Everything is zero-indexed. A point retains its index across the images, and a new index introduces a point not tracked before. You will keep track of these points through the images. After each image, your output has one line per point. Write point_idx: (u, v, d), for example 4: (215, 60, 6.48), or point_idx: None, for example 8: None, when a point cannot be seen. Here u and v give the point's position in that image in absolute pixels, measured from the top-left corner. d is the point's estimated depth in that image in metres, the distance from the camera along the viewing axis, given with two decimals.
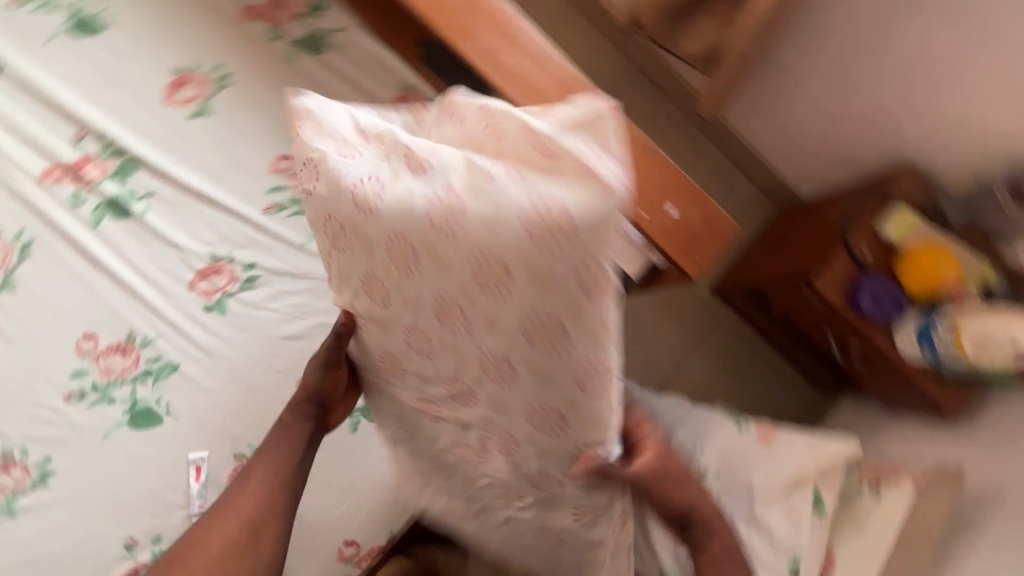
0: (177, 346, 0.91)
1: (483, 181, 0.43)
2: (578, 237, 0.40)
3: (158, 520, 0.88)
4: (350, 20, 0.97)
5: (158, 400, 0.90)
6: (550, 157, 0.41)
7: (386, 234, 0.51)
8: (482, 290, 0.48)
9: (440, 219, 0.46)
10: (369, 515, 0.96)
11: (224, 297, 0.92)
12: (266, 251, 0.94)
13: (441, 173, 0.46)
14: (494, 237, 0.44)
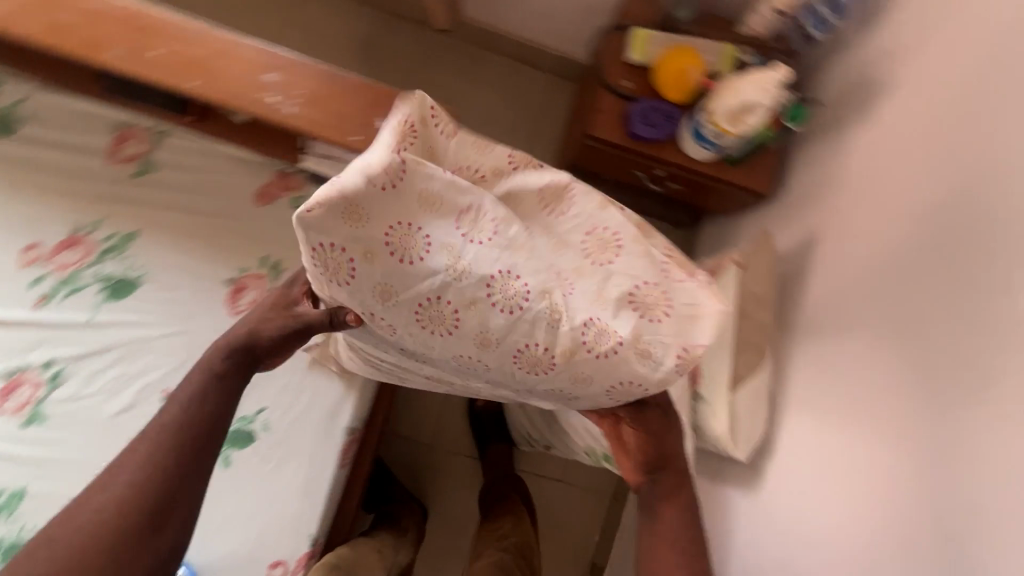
0: (14, 473, 0.87)
1: (567, 278, 0.60)
2: (629, 336, 0.59)
3: None
4: (40, 93, 0.95)
5: (19, 531, 0.85)
6: (632, 290, 0.61)
7: (410, 277, 0.56)
8: (514, 328, 0.58)
9: (474, 290, 0.56)
10: (281, 527, 0.91)
11: (38, 404, 0.89)
12: (59, 343, 0.90)
13: (482, 261, 0.57)
14: (556, 307, 0.58)
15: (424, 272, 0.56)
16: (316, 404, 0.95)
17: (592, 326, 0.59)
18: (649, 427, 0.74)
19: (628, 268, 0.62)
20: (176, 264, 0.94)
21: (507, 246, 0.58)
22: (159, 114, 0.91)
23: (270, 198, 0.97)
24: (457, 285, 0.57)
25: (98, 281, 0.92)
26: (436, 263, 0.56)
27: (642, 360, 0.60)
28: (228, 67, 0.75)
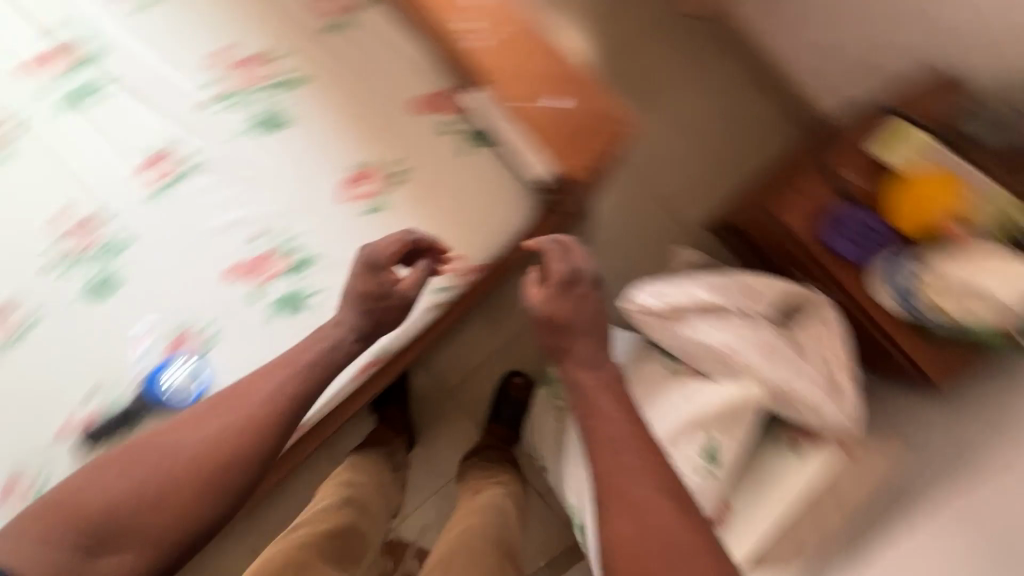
0: (132, 224, 1.00)
1: (775, 351, 0.82)
2: (814, 410, 0.79)
3: (107, 374, 0.99)
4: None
5: (110, 274, 1.00)
6: (828, 385, 0.80)
7: (684, 340, 0.85)
8: (731, 376, 0.83)
9: (722, 354, 0.82)
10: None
11: (171, 183, 0.99)
12: (208, 142, 0.98)
13: (733, 346, 0.82)
14: (760, 376, 0.81)
15: (693, 338, 0.84)
16: None
17: (782, 389, 0.80)
18: (581, 307, 0.79)
19: (810, 376, 0.80)
20: (321, 129, 0.97)
21: (740, 332, 0.83)
22: None
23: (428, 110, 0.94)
24: (698, 345, 0.84)
25: (258, 109, 0.98)
26: (693, 339, 0.84)
27: (812, 411, 0.79)
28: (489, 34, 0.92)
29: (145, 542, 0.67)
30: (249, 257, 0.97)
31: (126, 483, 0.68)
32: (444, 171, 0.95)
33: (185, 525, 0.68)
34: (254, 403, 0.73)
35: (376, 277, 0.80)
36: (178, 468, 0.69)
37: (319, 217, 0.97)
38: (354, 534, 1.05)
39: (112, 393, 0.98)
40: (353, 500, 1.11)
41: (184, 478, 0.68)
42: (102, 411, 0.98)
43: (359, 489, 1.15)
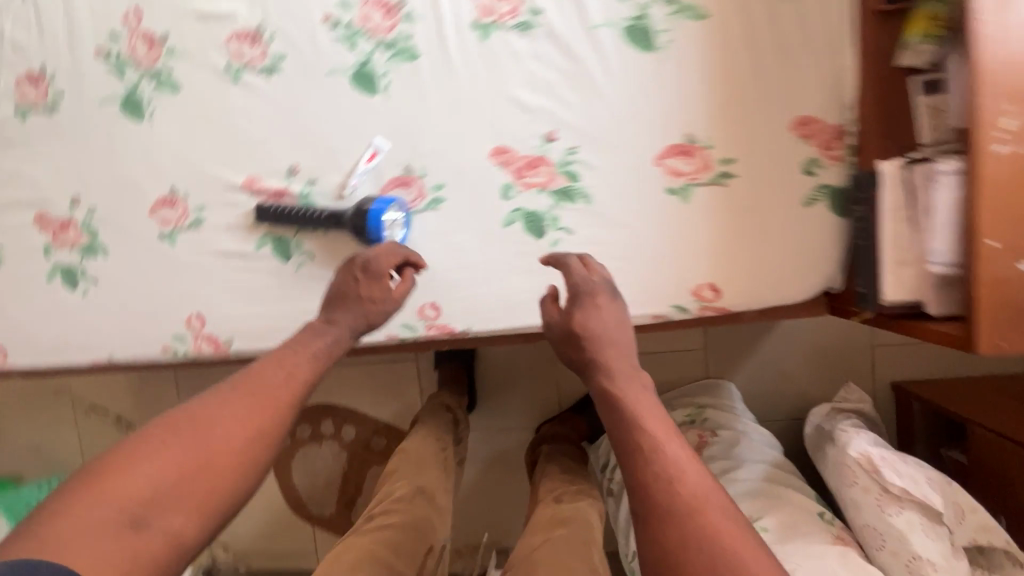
0: (431, 40, 0.88)
1: None
2: None
3: (321, 165, 0.94)
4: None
5: (383, 74, 0.90)
6: None
7: (886, 521, 0.78)
8: None
9: (915, 562, 0.75)
10: (460, 310, 0.92)
11: (495, 25, 0.86)
12: (560, 10, 0.84)
13: (933, 562, 0.74)
14: None
15: (892, 526, 0.77)
16: None
17: None
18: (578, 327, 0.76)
19: None
20: (686, 77, 0.81)
21: (943, 552, 0.75)
22: None
23: (804, 135, 0.79)
24: (899, 538, 0.76)
25: (638, 11, 0.81)
26: (898, 533, 0.76)
27: None
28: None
29: (183, 510, 0.64)
30: (525, 153, 0.87)
31: (153, 466, 0.65)
32: (772, 204, 0.82)
33: (225, 488, 0.67)
34: (267, 366, 0.76)
35: (355, 292, 0.85)
36: (207, 449, 0.67)
37: (618, 163, 0.84)
38: (416, 527, 0.92)
39: (312, 188, 0.94)
40: (426, 492, 1.00)
41: (220, 459, 0.68)
42: (296, 196, 0.94)
43: (428, 479, 1.04)
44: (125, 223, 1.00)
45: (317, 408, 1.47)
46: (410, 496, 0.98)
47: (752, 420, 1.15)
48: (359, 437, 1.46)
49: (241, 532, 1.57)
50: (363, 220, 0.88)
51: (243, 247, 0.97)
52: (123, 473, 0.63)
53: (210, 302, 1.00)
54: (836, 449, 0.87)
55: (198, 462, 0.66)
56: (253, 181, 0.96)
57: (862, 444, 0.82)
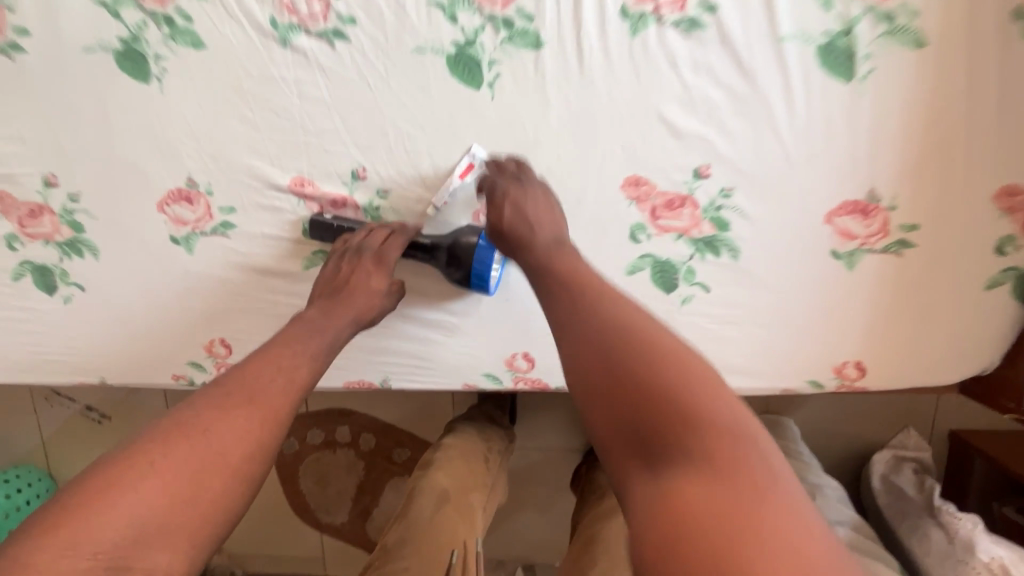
0: (562, 26, 0.67)
1: None
2: None
3: (400, 172, 0.73)
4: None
5: (490, 62, 0.69)
6: None
7: None
8: None
9: None
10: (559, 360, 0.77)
11: (652, 17, 0.65)
12: (742, 9, 0.64)
13: None
14: None
15: None
16: (724, 345, 0.75)
17: None
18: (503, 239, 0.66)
19: None
20: (883, 120, 0.66)
21: None
22: None
23: (1006, 210, 0.67)
24: None
25: (842, 26, 0.63)
26: None
27: None
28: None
29: (173, 545, 0.45)
30: (664, 189, 0.70)
31: (136, 492, 0.45)
32: (948, 283, 0.70)
33: (227, 508, 0.49)
34: (260, 359, 0.58)
35: (361, 280, 0.70)
36: (200, 461, 0.49)
37: (780, 215, 0.69)
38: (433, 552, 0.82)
39: (384, 201, 0.74)
40: (446, 501, 0.91)
41: (216, 472, 0.49)
42: (361, 209, 0.75)
43: (452, 484, 0.95)
44: (125, 216, 0.77)
45: (332, 413, 1.32)
46: (426, 517, 0.88)
47: (819, 467, 1.10)
48: (379, 446, 1.32)
49: (237, 535, 1.43)
50: (471, 254, 0.71)
51: (286, 263, 0.77)
52: (97, 513, 0.43)
53: (239, 327, 0.80)
54: (953, 544, 0.81)
55: (194, 485, 0.47)
56: (302, 182, 0.74)
57: (991, 552, 0.76)
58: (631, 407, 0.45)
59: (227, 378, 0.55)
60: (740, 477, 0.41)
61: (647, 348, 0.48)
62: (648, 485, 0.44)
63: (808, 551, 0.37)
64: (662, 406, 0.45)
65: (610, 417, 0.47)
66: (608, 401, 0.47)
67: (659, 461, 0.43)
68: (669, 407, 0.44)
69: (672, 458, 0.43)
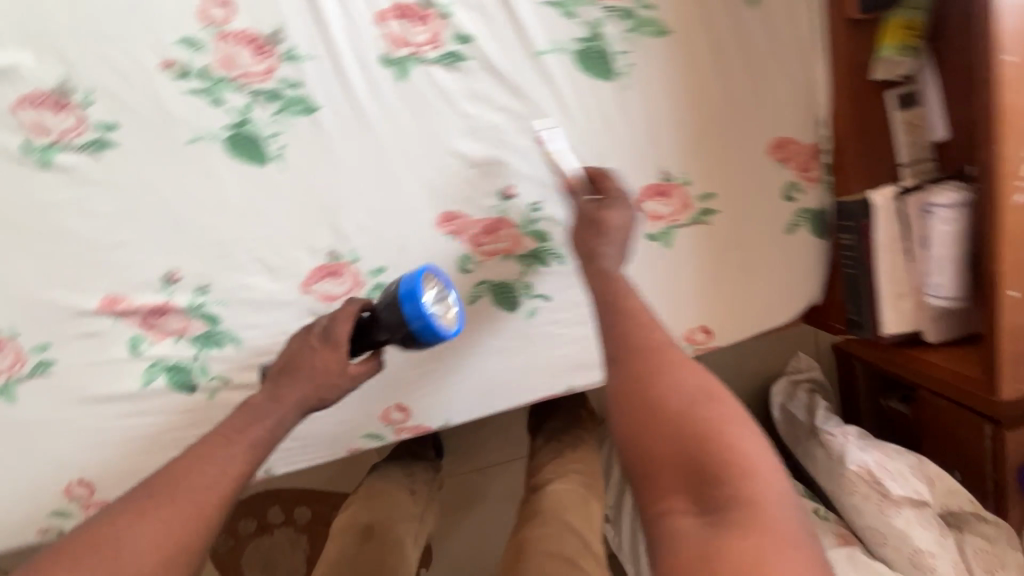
0: (329, 86, 0.66)
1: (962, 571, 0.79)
2: None
3: (213, 264, 0.71)
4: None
5: (269, 136, 0.68)
6: None
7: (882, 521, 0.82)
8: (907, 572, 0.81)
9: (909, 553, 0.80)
10: (439, 401, 0.78)
11: (412, 59, 0.66)
12: (493, 34, 0.66)
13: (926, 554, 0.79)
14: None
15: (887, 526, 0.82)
16: (580, 344, 0.77)
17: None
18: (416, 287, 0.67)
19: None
20: (652, 107, 0.70)
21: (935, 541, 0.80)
22: None
23: (781, 159, 0.73)
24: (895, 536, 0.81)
25: (587, 31, 0.67)
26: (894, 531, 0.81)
27: None
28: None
29: None
30: (478, 217, 0.71)
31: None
32: (756, 236, 0.76)
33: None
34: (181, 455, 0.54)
35: (315, 364, 0.62)
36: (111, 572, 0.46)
37: None
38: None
39: (206, 297, 0.71)
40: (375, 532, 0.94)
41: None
42: (184, 310, 0.71)
43: (381, 513, 0.98)
44: None
45: (265, 496, 1.27)
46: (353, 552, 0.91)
47: None
48: (317, 516, 1.28)
49: None
50: (398, 317, 0.61)
51: (123, 385, 0.73)
52: None
53: (91, 462, 0.74)
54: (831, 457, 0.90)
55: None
56: (115, 300, 0.70)
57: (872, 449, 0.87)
58: (681, 450, 0.46)
59: (159, 473, 0.52)
60: (783, 536, 0.41)
61: (698, 398, 0.49)
62: (684, 521, 0.44)
63: None
64: (715, 439, 0.46)
65: (665, 443, 0.47)
66: (653, 432, 0.48)
67: (705, 506, 0.44)
68: (721, 447, 0.46)
69: (716, 510, 0.43)
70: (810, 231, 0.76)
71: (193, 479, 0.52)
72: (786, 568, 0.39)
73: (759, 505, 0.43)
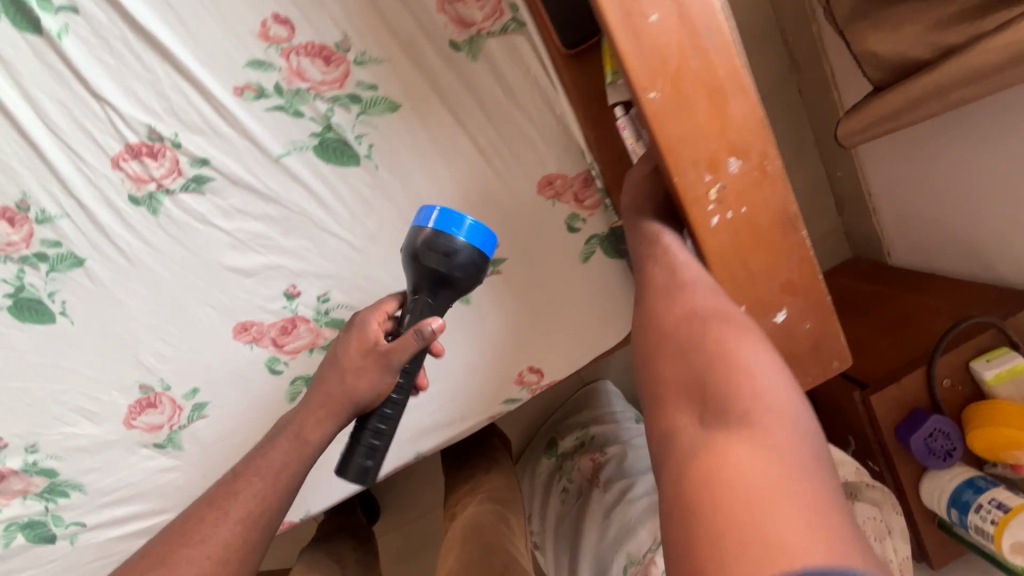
0: (89, 237, 0.68)
1: None
2: None
3: (35, 425, 0.73)
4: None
5: (50, 296, 0.69)
6: None
7: None
8: None
9: None
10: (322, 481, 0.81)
11: (159, 193, 0.68)
12: (227, 150, 0.67)
13: None
14: None
15: None
16: (413, 412, 0.79)
17: None
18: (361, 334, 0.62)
19: None
20: (407, 178, 0.71)
21: None
22: (549, 35, 0.63)
23: (553, 195, 0.73)
24: None
25: (319, 124, 0.67)
26: None
27: None
28: (702, 96, 0.49)
29: None
30: (272, 321, 0.73)
31: None
32: (553, 272, 0.76)
33: None
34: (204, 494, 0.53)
35: (343, 360, 0.56)
36: None
37: (380, 290, 0.73)
38: None
39: (37, 455, 0.73)
40: None
41: None
42: (19, 472, 0.73)
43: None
44: None
45: None
46: None
47: (633, 419, 1.17)
48: None
49: None
50: (436, 246, 0.52)
51: None
52: None
53: None
54: None
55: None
56: None
57: None
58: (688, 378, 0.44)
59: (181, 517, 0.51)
60: (786, 449, 0.37)
61: (697, 322, 0.47)
62: (690, 434, 0.41)
63: (818, 535, 0.31)
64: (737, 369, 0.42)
65: (677, 368, 0.45)
66: (664, 357, 0.46)
67: (709, 417, 0.41)
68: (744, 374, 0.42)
69: (717, 419, 0.40)
70: (601, 253, 0.76)
71: (194, 534, 0.49)
72: (753, 472, 0.35)
73: (747, 418, 0.39)
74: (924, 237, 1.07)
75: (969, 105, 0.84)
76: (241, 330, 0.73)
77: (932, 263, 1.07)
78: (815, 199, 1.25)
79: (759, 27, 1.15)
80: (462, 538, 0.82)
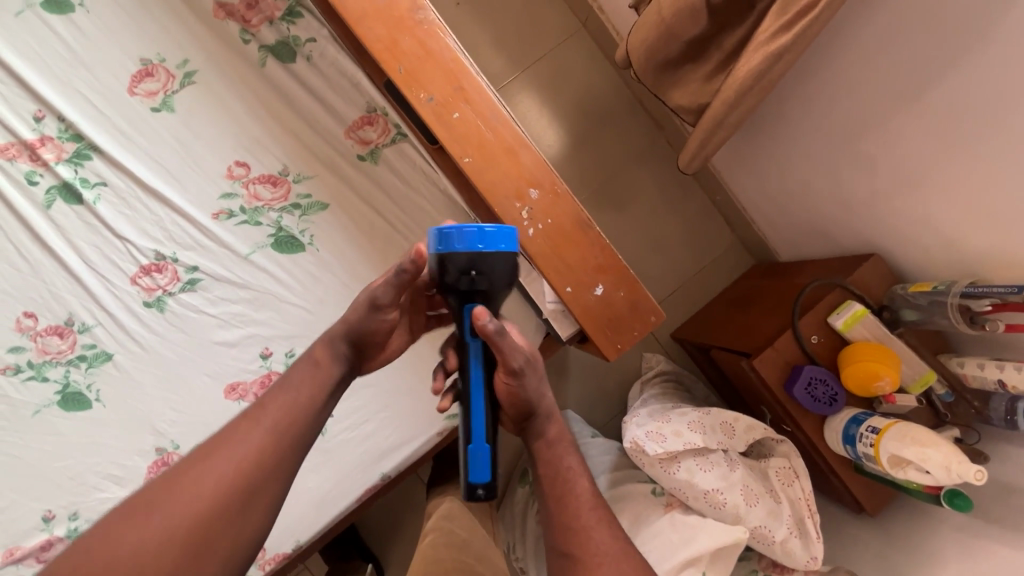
0: (115, 337, 0.93)
1: (750, 495, 0.92)
2: (784, 549, 0.90)
3: (76, 496, 0.92)
4: (320, 27, 0.90)
5: (88, 387, 0.93)
6: (798, 528, 0.92)
7: (672, 484, 0.95)
8: (714, 512, 0.93)
9: (706, 499, 0.92)
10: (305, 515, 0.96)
11: (165, 296, 0.93)
12: (211, 257, 0.94)
13: (719, 495, 0.92)
14: (740, 516, 0.91)
15: (687, 482, 0.93)
16: (371, 438, 0.96)
17: (756, 530, 0.90)
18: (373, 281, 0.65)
19: (775, 517, 0.91)
20: (342, 253, 0.96)
21: (721, 476, 0.93)
22: (420, 138, 0.91)
23: None
24: (687, 487, 0.93)
25: (273, 227, 0.95)
26: (685, 485, 0.93)
27: (784, 550, 0.91)
28: (501, 155, 0.74)
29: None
30: (254, 377, 0.95)
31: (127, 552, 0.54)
32: None
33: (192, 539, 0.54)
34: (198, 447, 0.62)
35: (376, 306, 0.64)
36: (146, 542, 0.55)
37: None
38: None
39: (77, 521, 0.91)
40: None
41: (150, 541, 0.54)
42: (63, 538, 0.91)
43: None
44: None
45: None
46: None
47: (591, 435, 1.26)
48: None
49: None
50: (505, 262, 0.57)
51: None
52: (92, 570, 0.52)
53: None
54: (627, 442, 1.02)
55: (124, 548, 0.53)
56: (12, 551, 0.90)
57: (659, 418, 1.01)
58: None
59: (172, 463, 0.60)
60: None
61: None
62: None
63: None
64: None
65: None
66: None
67: None
68: None
69: None
70: None
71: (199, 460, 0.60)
72: None
73: None
74: (790, 233, 1.28)
75: (765, 126, 1.10)
76: (232, 393, 0.94)
77: (805, 252, 1.27)
78: (707, 222, 1.49)
79: (620, 104, 1.47)
80: (433, 526, 0.96)
